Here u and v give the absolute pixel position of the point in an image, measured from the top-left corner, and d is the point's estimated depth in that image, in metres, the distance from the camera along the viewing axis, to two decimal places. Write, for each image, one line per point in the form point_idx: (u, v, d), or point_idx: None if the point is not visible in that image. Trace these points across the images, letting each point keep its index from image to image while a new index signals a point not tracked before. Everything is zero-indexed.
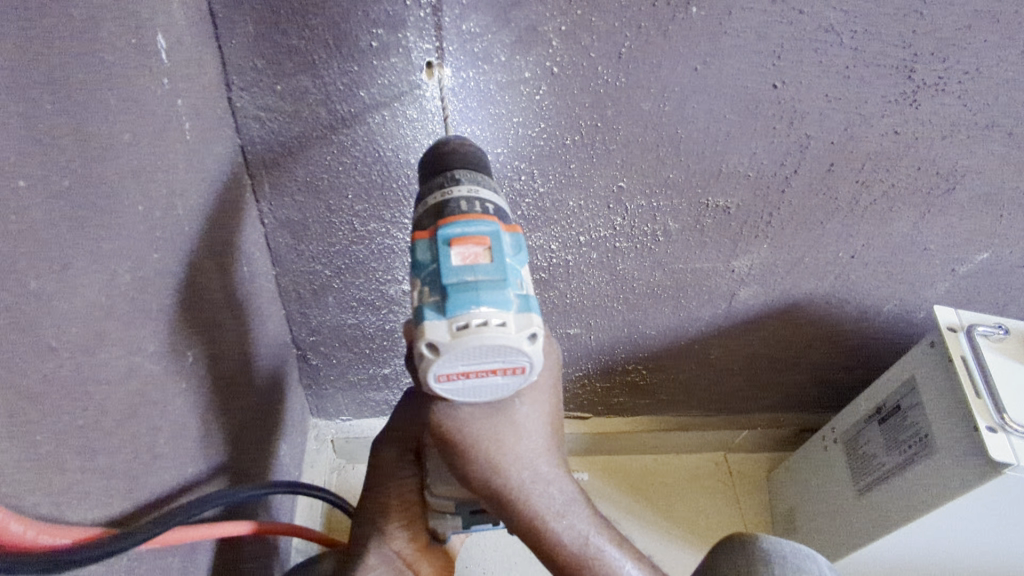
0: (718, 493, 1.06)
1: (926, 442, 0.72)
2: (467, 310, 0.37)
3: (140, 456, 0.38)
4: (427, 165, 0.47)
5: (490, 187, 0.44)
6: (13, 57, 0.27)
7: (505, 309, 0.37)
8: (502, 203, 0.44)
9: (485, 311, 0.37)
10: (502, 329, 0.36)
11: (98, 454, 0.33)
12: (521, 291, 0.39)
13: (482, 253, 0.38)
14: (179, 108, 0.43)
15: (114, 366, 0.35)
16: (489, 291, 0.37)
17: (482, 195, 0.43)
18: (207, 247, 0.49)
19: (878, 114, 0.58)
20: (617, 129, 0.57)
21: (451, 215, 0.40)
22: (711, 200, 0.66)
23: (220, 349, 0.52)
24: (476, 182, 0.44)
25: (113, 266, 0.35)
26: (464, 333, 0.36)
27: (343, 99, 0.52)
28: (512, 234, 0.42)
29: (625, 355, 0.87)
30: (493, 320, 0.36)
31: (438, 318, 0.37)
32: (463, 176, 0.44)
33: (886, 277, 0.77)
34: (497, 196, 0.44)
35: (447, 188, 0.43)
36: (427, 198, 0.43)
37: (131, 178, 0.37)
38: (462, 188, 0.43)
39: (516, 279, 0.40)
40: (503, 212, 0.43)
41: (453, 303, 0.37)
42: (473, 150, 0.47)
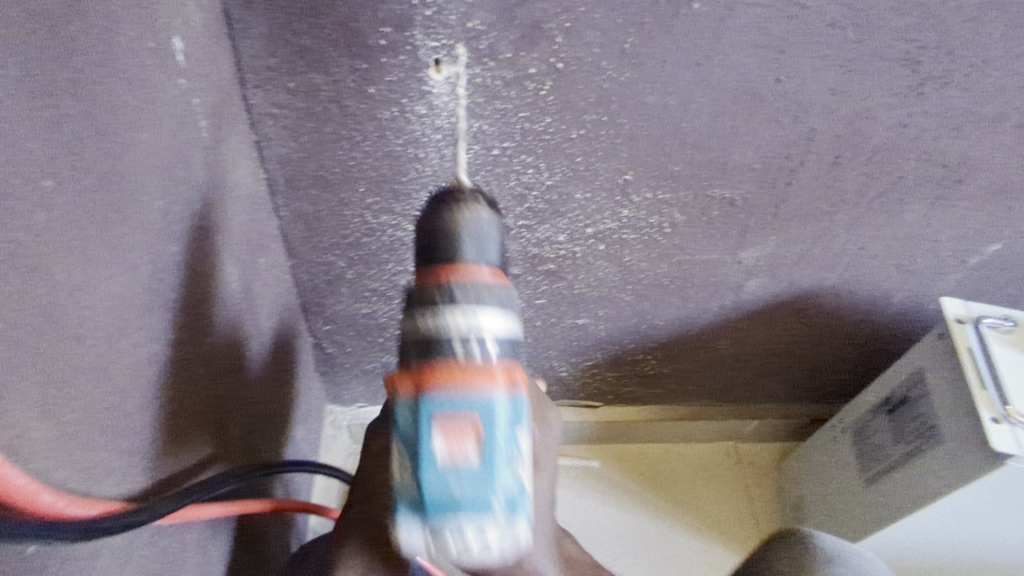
0: (728, 482, 1.07)
1: (932, 433, 0.73)
2: (447, 526, 0.37)
3: (160, 437, 0.41)
4: (421, 245, 0.40)
5: (493, 306, 0.39)
6: (40, 63, 0.29)
7: (486, 521, 0.37)
8: (507, 328, 0.39)
9: (465, 530, 0.37)
10: (484, 543, 0.37)
11: (121, 433, 0.36)
12: (509, 483, 0.38)
13: (470, 452, 0.37)
14: (195, 107, 0.45)
15: (135, 352, 0.37)
16: (474, 504, 0.37)
17: (480, 332, 0.38)
18: (223, 239, 0.51)
19: (884, 106, 0.58)
20: (622, 123, 0.58)
21: (439, 383, 0.37)
22: (716, 193, 0.66)
23: (234, 336, 0.54)
24: (476, 303, 0.38)
25: (134, 259, 0.37)
26: (446, 545, 0.38)
27: (354, 96, 0.54)
28: (512, 394, 0.39)
29: (635, 345, 0.88)
30: (476, 538, 0.37)
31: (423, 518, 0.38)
32: (462, 291, 0.38)
33: (895, 269, 0.77)
34: (501, 321, 0.39)
35: (439, 314, 0.38)
36: (418, 313, 0.39)
37: (150, 175, 0.39)
38: (457, 318, 0.38)
39: (507, 463, 0.38)
40: (505, 349, 0.39)
41: (436, 516, 0.37)
42: (479, 227, 0.40)
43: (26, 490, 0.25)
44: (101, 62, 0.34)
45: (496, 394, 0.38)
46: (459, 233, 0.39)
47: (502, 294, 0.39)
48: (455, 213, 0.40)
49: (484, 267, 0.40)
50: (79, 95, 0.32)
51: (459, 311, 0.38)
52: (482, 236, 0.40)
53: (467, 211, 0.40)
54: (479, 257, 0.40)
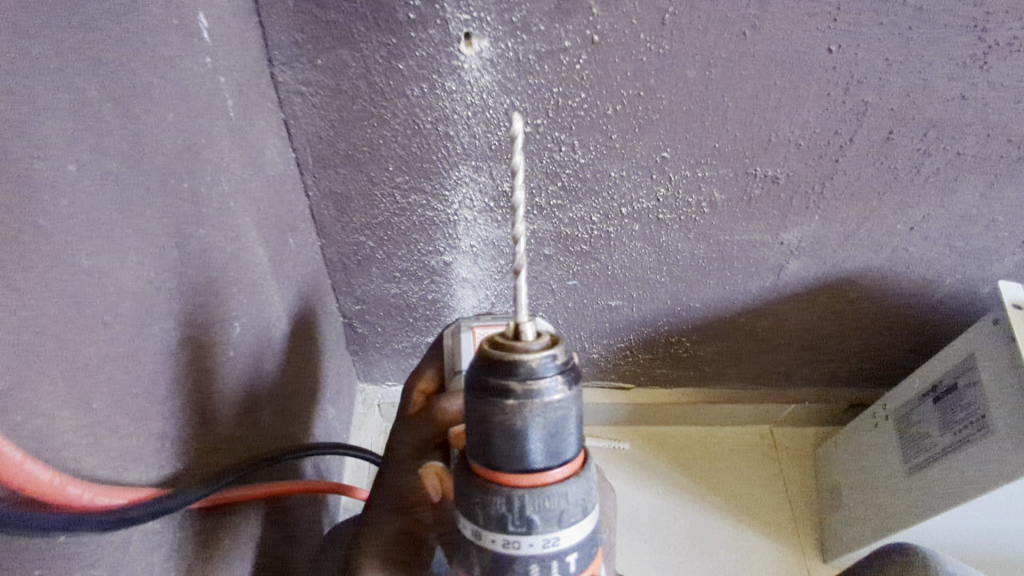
0: (762, 467, 1.05)
1: (983, 423, 0.70)
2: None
3: (191, 423, 0.41)
4: (475, 434, 0.32)
5: (574, 521, 0.33)
6: (63, 44, 0.28)
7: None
8: (587, 531, 0.34)
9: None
10: None
11: (151, 421, 0.36)
12: None
13: None
14: (223, 85, 0.44)
15: (165, 339, 0.37)
16: None
17: (560, 553, 0.33)
18: (252, 221, 0.51)
19: (944, 78, 0.55)
20: (660, 98, 0.55)
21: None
22: (759, 170, 0.63)
23: (262, 319, 0.54)
24: (554, 524, 0.32)
25: (161, 243, 0.36)
26: None
27: (383, 72, 0.53)
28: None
29: (669, 327, 0.86)
30: None
31: None
32: (537, 509, 0.32)
33: (947, 250, 0.73)
34: (581, 532, 0.33)
35: (511, 540, 0.32)
36: (483, 530, 0.33)
37: (177, 158, 0.38)
38: (534, 542, 0.32)
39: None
40: (585, 555, 0.34)
41: None
42: (554, 419, 0.31)
43: (50, 485, 0.25)
44: (125, 39, 0.33)
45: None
46: (527, 435, 0.31)
47: (582, 497, 0.33)
48: (520, 408, 0.30)
49: (559, 465, 0.33)
50: (104, 74, 0.31)
51: (535, 539, 0.32)
52: (556, 428, 0.31)
53: (537, 403, 0.31)
54: (554, 456, 0.32)
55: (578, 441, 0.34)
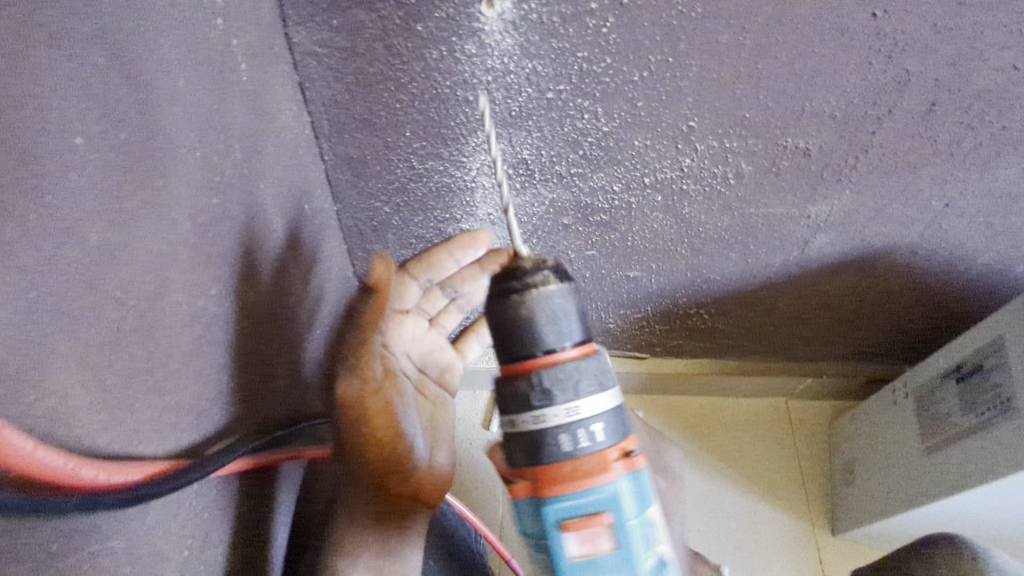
0: (775, 438, 1.04)
1: (1007, 405, 0.68)
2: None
3: (208, 393, 0.41)
4: (499, 336, 0.41)
5: (589, 389, 0.40)
6: (65, 7, 0.27)
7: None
8: (605, 402, 0.41)
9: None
10: None
11: (168, 394, 0.36)
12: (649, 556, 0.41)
13: (601, 534, 0.40)
14: (235, 48, 0.43)
15: (180, 310, 0.37)
16: None
17: (583, 420, 0.40)
18: (266, 188, 0.50)
19: (997, 46, 0.51)
20: (690, 64, 0.53)
21: (561, 486, 0.40)
22: (790, 141, 0.61)
23: (277, 288, 0.53)
24: (572, 393, 0.40)
25: (173, 215, 0.35)
26: None
27: (400, 33, 0.50)
28: (629, 466, 0.41)
29: (687, 300, 0.85)
30: None
31: None
32: (554, 383, 0.39)
33: (984, 227, 0.71)
34: (598, 402, 0.41)
35: (538, 414, 0.40)
36: (517, 414, 0.41)
37: (189, 125, 0.37)
38: (557, 412, 0.40)
39: (645, 535, 0.41)
40: (607, 423, 0.41)
41: None
42: (553, 306, 0.40)
43: (66, 470, 0.26)
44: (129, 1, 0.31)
45: (619, 479, 0.40)
46: (535, 321, 0.39)
47: (594, 369, 0.41)
48: (525, 303, 0.39)
49: (569, 347, 0.41)
50: (107, 37, 0.30)
51: (558, 407, 0.40)
52: (561, 315, 0.40)
53: (536, 293, 0.39)
54: (558, 336, 0.40)
55: (585, 331, 0.42)
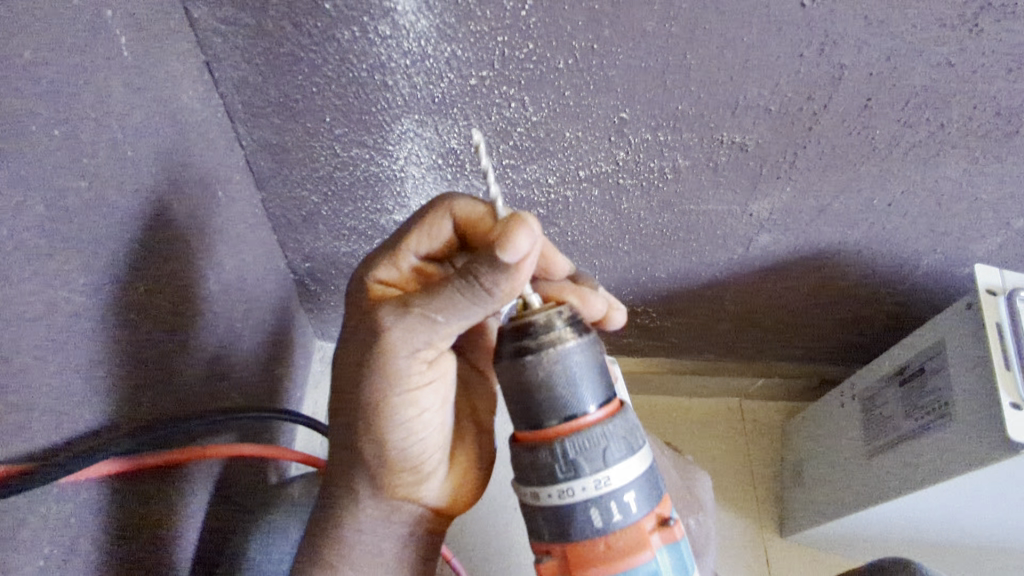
0: (728, 439, 1.03)
1: (945, 410, 0.67)
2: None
3: (74, 392, 0.38)
4: (516, 404, 0.42)
5: (617, 456, 0.41)
6: None
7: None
8: (635, 469, 0.42)
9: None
10: None
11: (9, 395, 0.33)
12: None
13: None
14: (111, 20, 0.40)
15: (30, 301, 0.34)
16: None
17: (615, 493, 0.41)
18: (162, 171, 0.47)
19: (929, 40, 0.49)
20: (616, 52, 0.50)
21: (596, 566, 0.41)
22: (725, 136, 0.59)
23: (182, 279, 0.51)
24: (601, 465, 0.40)
25: (20, 198, 0.33)
26: None
27: (308, 11, 0.47)
28: (660, 531, 0.42)
29: (633, 297, 0.84)
30: None
31: None
32: (585, 456, 0.40)
33: (928, 228, 0.69)
34: (628, 472, 0.41)
35: (565, 488, 0.40)
36: (542, 487, 0.41)
37: (42, 101, 0.34)
38: (587, 486, 0.40)
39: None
40: (639, 490, 0.42)
41: None
42: (573, 367, 0.41)
43: None
44: None
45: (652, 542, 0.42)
46: (555, 384, 0.40)
47: (621, 433, 0.42)
48: (543, 366, 0.40)
49: (591, 411, 0.42)
50: None
51: (588, 483, 0.40)
52: (580, 372, 0.41)
53: (552, 352, 0.40)
54: (581, 400, 0.41)
55: (605, 393, 0.43)
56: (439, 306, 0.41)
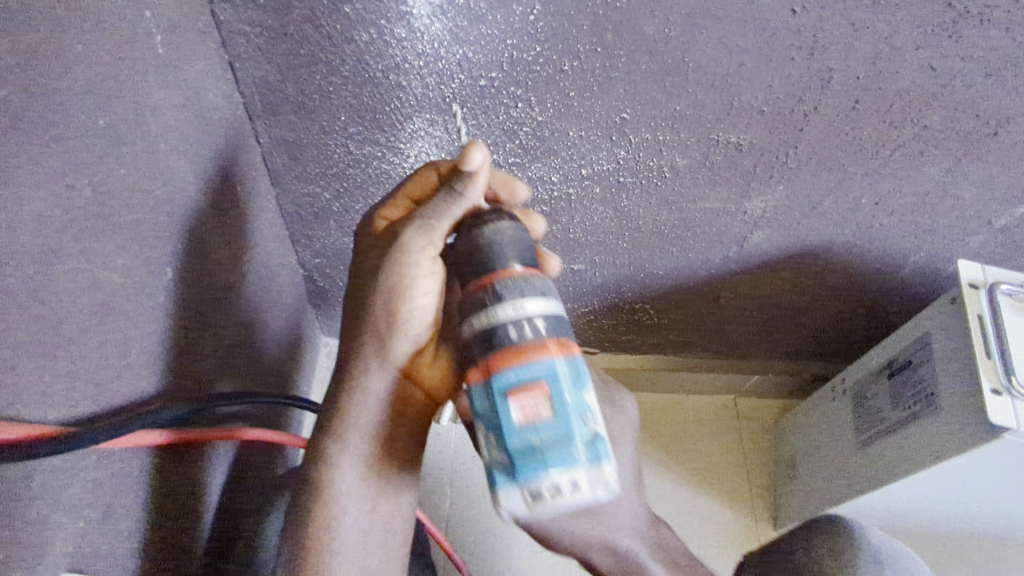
0: (723, 435, 1.05)
1: (931, 400, 0.70)
2: (539, 480, 0.35)
3: (109, 368, 0.40)
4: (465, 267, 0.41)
5: (537, 292, 0.39)
6: None
7: (576, 467, 0.35)
8: (554, 311, 0.39)
9: (555, 478, 0.34)
10: (576, 492, 0.35)
11: (53, 365, 0.35)
12: (591, 432, 0.36)
13: (541, 403, 0.36)
14: (149, 21, 0.43)
15: (77, 279, 0.37)
16: (557, 453, 0.35)
17: (532, 317, 0.38)
18: (190, 164, 0.50)
19: (912, 45, 0.52)
20: (619, 55, 0.53)
21: (503, 354, 0.37)
22: (721, 136, 0.62)
23: (205, 268, 0.53)
24: (519, 293, 0.38)
25: (72, 182, 0.36)
26: (539, 504, 0.35)
27: (329, 14, 0.50)
28: (570, 354, 0.38)
29: (632, 294, 0.86)
30: (569, 487, 0.34)
31: (509, 486, 0.36)
32: (505, 287, 0.39)
33: (913, 226, 0.73)
34: (546, 306, 0.39)
35: (488, 313, 0.38)
36: (469, 320, 0.39)
37: (90, 93, 0.37)
38: (507, 310, 0.38)
39: (584, 416, 0.36)
40: (558, 326, 0.39)
41: (522, 474, 0.35)
42: (509, 236, 0.41)
43: None
44: None
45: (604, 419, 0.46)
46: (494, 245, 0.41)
47: (541, 283, 0.40)
48: (492, 231, 0.41)
49: (520, 266, 0.40)
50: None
51: (506, 306, 0.38)
52: (518, 244, 0.41)
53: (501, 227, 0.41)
54: (512, 258, 0.40)
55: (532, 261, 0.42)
56: (432, 216, 0.45)
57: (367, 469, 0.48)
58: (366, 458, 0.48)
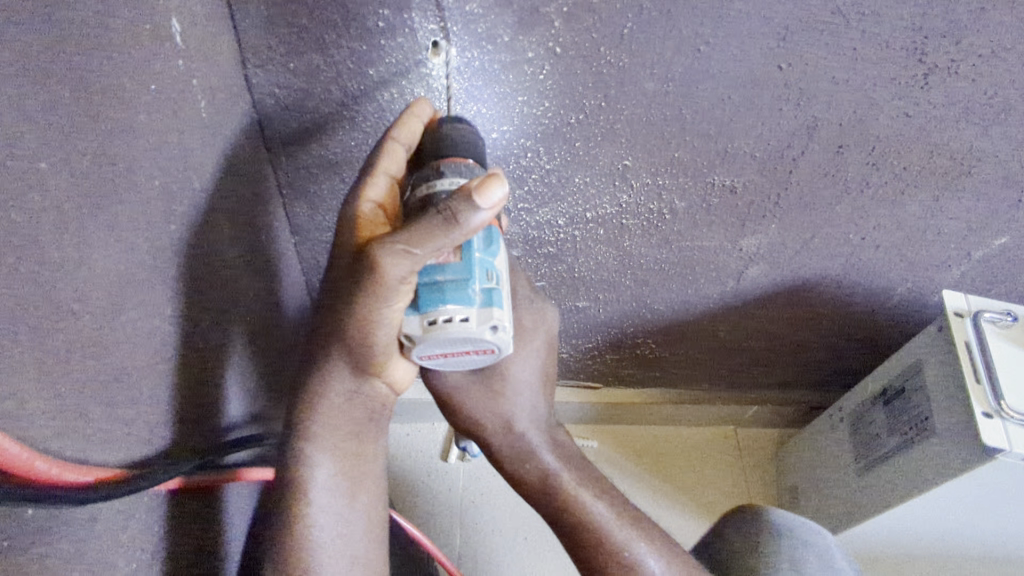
0: (726, 464, 1.07)
1: (926, 425, 0.73)
2: (436, 308, 0.43)
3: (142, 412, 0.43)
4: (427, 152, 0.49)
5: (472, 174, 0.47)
6: (27, 60, 0.31)
7: (468, 305, 0.43)
8: None
9: (450, 309, 0.43)
10: (464, 324, 0.43)
11: (92, 411, 0.38)
12: (487, 282, 0.45)
13: (452, 252, 0.44)
14: (195, 86, 0.47)
15: (128, 328, 0.40)
16: (454, 290, 0.43)
17: None
18: (224, 218, 0.54)
19: (887, 96, 0.57)
20: (620, 108, 0.58)
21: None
22: (717, 180, 0.66)
23: (231, 312, 0.56)
24: (459, 172, 0.46)
25: (128, 238, 0.40)
26: (433, 328, 0.43)
27: (354, 76, 0.54)
28: (485, 225, 0.47)
29: (634, 329, 0.90)
30: (458, 317, 0.43)
31: (413, 313, 0.44)
32: (447, 165, 0.47)
33: (898, 259, 0.77)
34: None
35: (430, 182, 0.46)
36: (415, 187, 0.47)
37: (145, 158, 0.41)
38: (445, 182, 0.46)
39: (486, 273, 0.45)
40: None
41: (424, 302, 0.43)
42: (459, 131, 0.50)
43: (18, 459, 0.31)
44: (86, 48, 0.35)
45: (519, 319, 0.59)
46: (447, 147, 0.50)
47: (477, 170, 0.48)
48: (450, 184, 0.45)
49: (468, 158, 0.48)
50: (66, 86, 0.34)
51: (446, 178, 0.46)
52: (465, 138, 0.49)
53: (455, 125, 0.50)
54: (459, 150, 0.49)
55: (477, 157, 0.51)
56: (416, 236, 0.40)
57: (342, 464, 0.50)
58: (338, 451, 0.50)
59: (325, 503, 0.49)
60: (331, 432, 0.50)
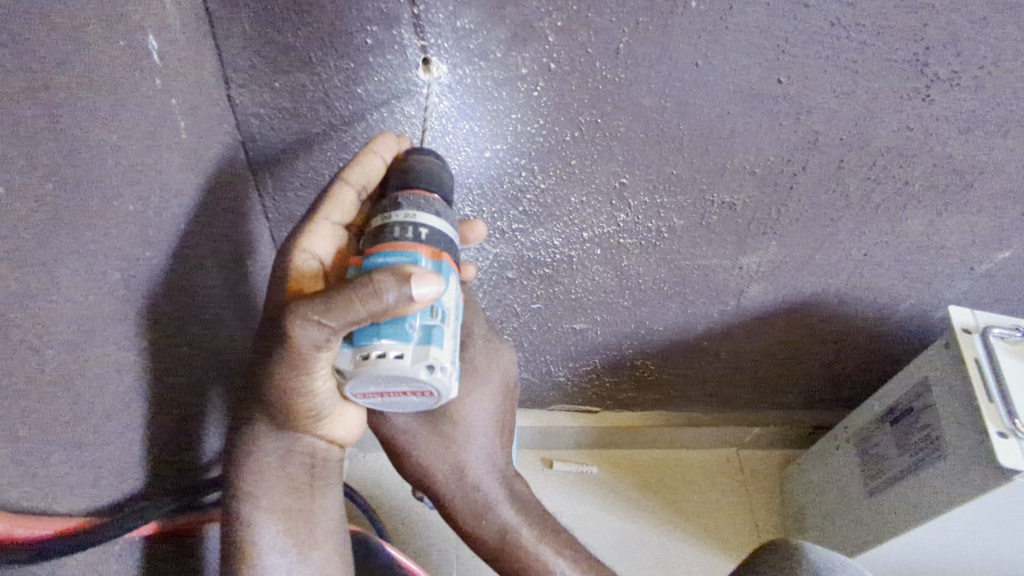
0: (729, 489, 1.05)
1: (937, 445, 0.70)
2: (369, 341, 0.41)
3: (108, 450, 0.40)
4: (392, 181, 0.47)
5: (430, 211, 0.44)
6: None
7: (404, 341, 0.41)
8: (444, 228, 0.45)
9: (384, 345, 0.40)
10: (398, 361, 0.40)
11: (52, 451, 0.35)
12: (428, 321, 0.41)
13: None
14: (175, 107, 0.45)
15: (96, 361, 0.38)
16: (390, 325, 0.40)
17: (420, 223, 0.43)
18: (205, 244, 0.51)
19: (890, 108, 0.56)
20: (616, 125, 0.56)
21: (381, 244, 0.42)
22: (716, 197, 0.64)
23: (211, 342, 0.54)
24: (416, 207, 0.44)
25: (100, 265, 0.37)
26: (364, 363, 0.41)
27: (341, 96, 0.52)
28: (438, 259, 0.43)
29: (633, 351, 0.87)
30: (391, 353, 0.40)
31: (347, 347, 0.42)
32: (405, 199, 0.45)
33: (902, 275, 0.75)
34: (437, 222, 0.44)
35: (387, 215, 0.44)
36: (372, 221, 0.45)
37: (119, 181, 0.39)
38: (399, 216, 0.44)
39: (429, 308, 0.42)
40: (438, 237, 0.44)
41: (358, 336, 0.41)
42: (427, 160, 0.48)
43: None
44: (55, 64, 0.33)
45: (471, 358, 0.58)
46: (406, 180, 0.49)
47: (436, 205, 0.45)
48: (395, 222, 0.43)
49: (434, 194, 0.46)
50: (32, 104, 0.32)
51: (401, 213, 0.44)
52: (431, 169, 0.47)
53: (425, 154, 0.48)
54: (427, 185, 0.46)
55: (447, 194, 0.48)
56: (335, 310, 0.38)
57: (288, 522, 0.47)
58: (282, 510, 0.47)
59: (275, 564, 0.46)
60: (271, 490, 0.47)
